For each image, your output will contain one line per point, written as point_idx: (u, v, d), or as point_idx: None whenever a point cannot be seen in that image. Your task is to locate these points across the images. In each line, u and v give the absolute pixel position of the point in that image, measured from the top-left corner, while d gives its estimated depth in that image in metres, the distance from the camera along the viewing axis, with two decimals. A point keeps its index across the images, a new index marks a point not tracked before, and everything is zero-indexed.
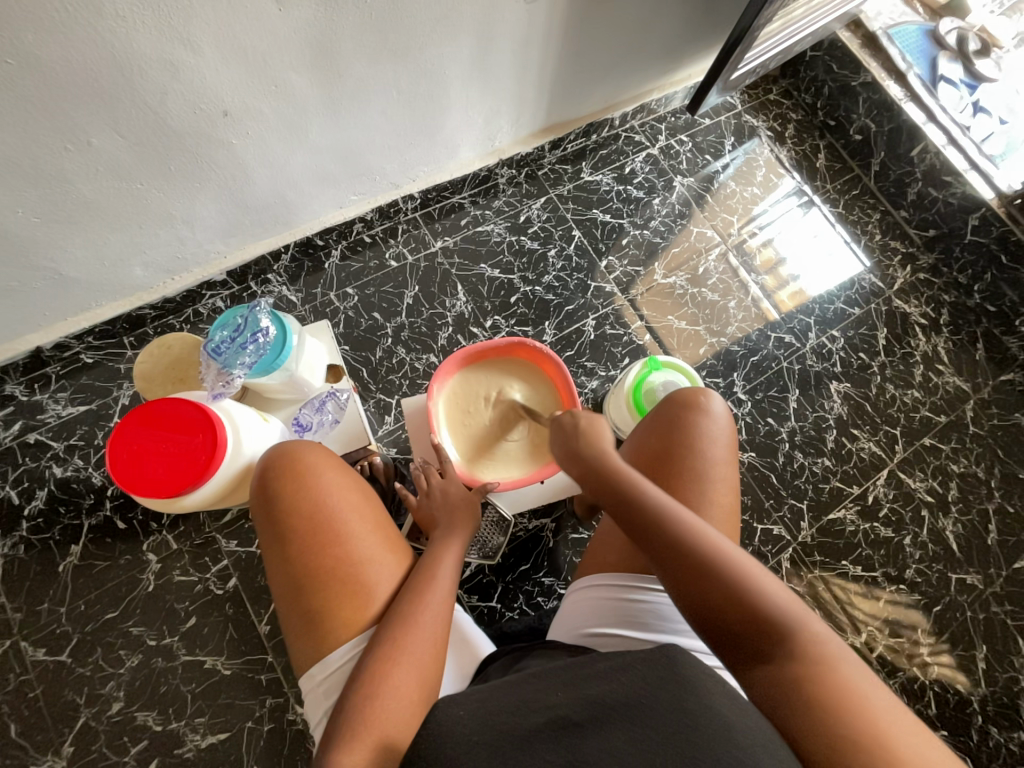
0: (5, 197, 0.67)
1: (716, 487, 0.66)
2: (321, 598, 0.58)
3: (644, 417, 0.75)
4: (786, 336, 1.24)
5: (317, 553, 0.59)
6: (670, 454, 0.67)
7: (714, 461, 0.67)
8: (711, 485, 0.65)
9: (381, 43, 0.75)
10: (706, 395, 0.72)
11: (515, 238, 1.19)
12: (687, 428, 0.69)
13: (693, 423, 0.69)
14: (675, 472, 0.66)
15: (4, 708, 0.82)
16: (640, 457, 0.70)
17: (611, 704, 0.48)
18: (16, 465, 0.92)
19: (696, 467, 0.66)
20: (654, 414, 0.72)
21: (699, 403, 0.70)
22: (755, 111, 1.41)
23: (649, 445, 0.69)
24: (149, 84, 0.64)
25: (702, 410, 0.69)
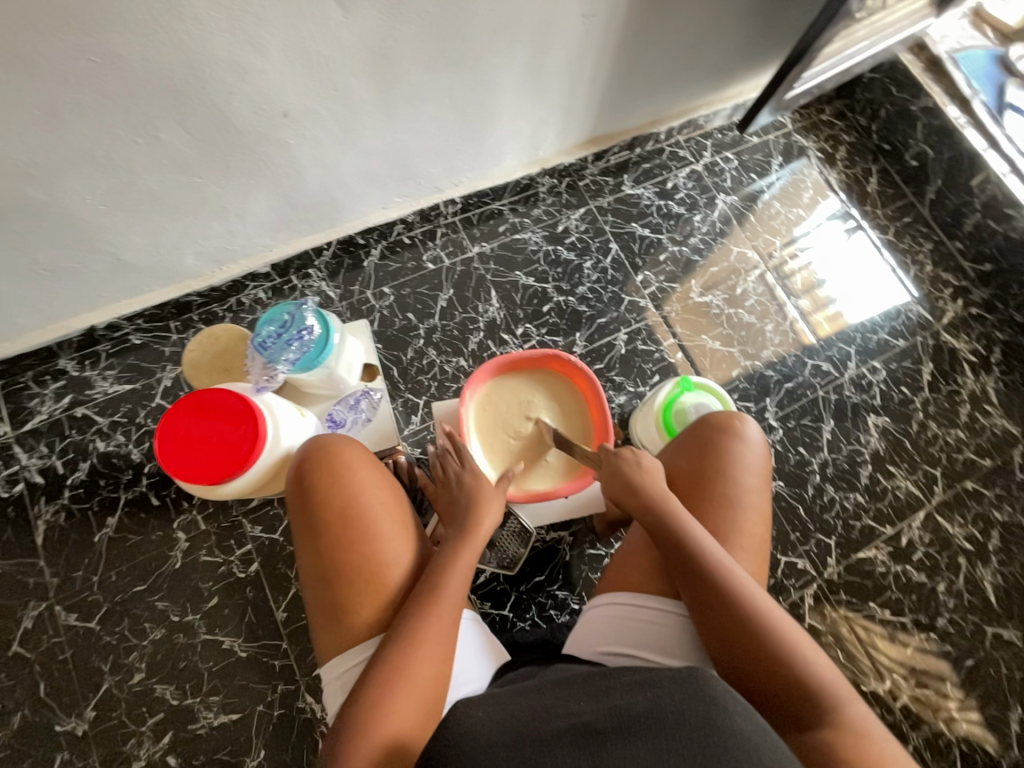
0: (76, 185, 0.71)
1: (748, 515, 0.64)
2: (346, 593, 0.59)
3: (675, 436, 0.73)
4: (823, 364, 1.20)
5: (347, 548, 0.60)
6: (703, 477, 0.66)
7: (748, 489, 0.65)
8: (742, 512, 0.64)
9: (438, 51, 0.76)
10: (742, 421, 0.70)
11: (552, 248, 1.19)
12: (723, 452, 0.67)
13: (728, 449, 0.67)
14: (707, 497, 0.65)
15: (36, 668, 0.86)
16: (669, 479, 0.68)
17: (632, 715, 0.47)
18: (63, 436, 0.96)
19: (728, 493, 0.64)
20: (686, 435, 0.71)
21: (736, 427, 0.68)
22: (806, 131, 1.38)
23: (680, 469, 0.68)
24: (217, 84, 0.66)
25: (738, 435, 0.68)
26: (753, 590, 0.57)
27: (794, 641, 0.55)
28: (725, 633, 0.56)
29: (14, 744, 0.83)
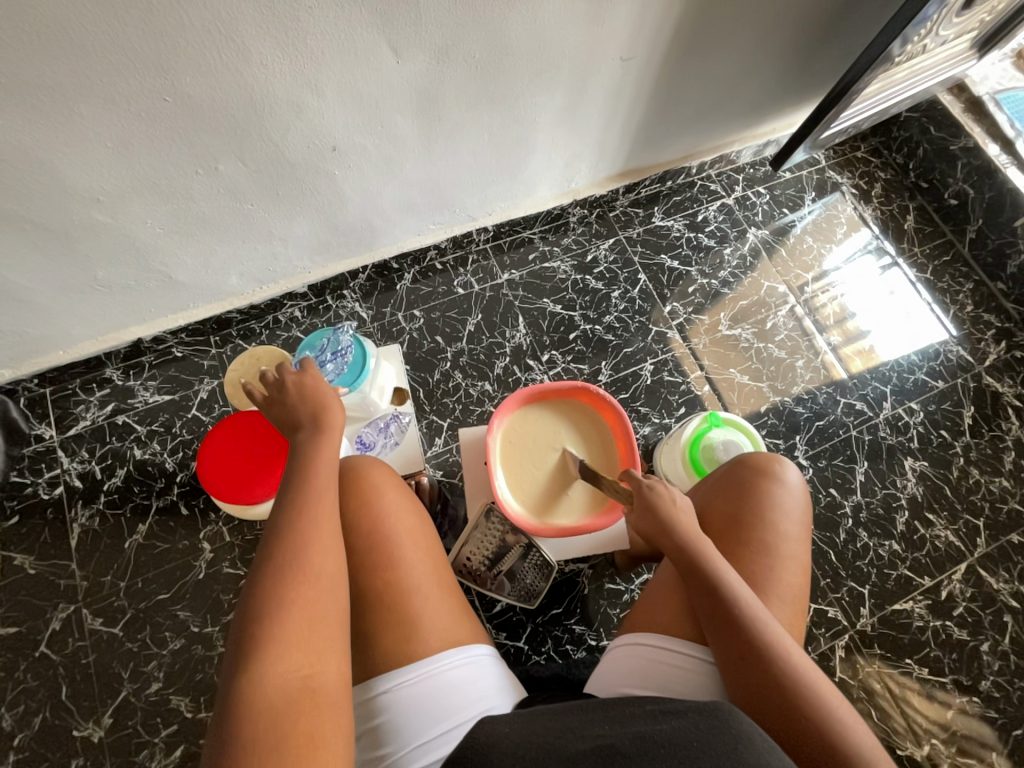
0: (139, 210, 0.75)
1: (787, 565, 0.62)
2: (365, 617, 0.59)
3: (710, 475, 0.72)
4: (857, 403, 1.16)
5: (365, 569, 0.61)
6: (739, 520, 0.64)
7: (787, 537, 0.63)
8: (781, 561, 0.61)
9: (481, 93, 0.80)
10: (781, 464, 0.68)
11: (580, 277, 1.20)
12: (760, 496, 0.65)
13: (767, 493, 0.65)
14: (743, 542, 0.63)
15: (60, 670, 0.88)
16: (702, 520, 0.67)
17: (658, 741, 0.45)
18: (103, 443, 1.00)
19: (767, 540, 0.62)
20: (722, 475, 0.70)
21: (775, 471, 0.67)
22: (840, 167, 1.37)
23: (715, 510, 0.67)
24: (274, 121, 0.70)
25: (778, 480, 0.66)
26: (785, 642, 0.55)
27: (815, 683, 0.54)
28: (751, 680, 0.54)
29: (33, 746, 0.84)
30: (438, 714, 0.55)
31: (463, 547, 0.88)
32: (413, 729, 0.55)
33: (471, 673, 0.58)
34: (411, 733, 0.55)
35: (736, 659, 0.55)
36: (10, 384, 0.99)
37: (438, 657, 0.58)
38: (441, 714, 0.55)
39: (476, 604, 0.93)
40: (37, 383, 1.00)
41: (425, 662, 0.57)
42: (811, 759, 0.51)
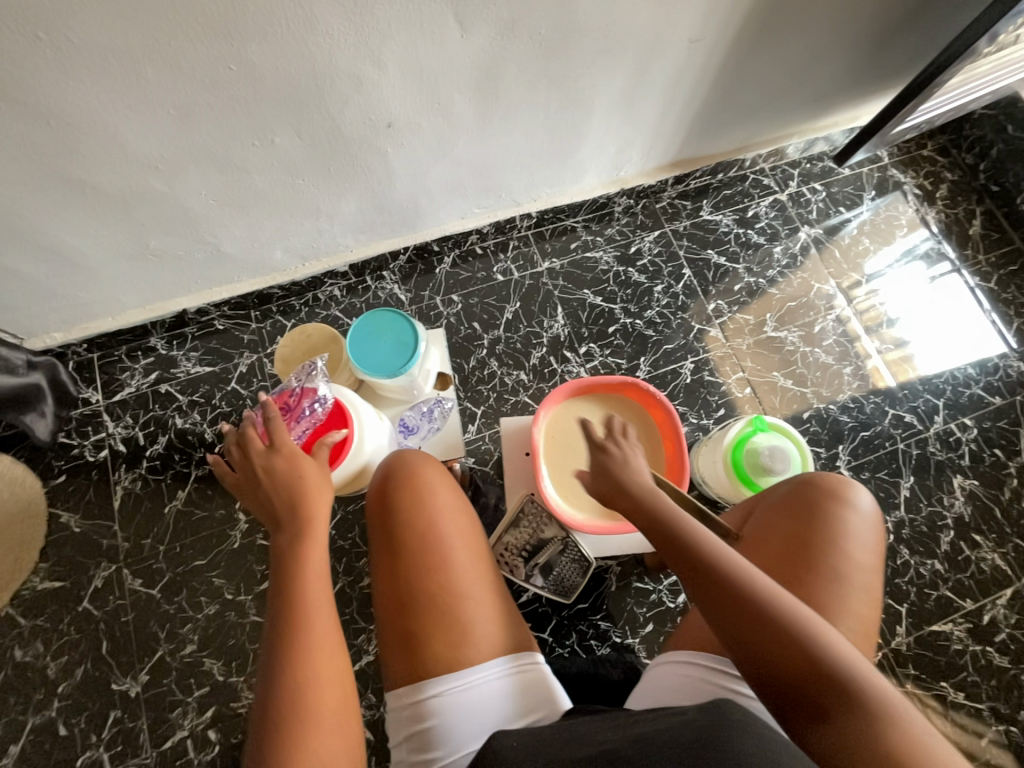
0: (194, 180, 0.75)
1: (855, 593, 0.59)
2: (417, 621, 0.59)
3: (773, 489, 0.67)
4: (906, 415, 1.12)
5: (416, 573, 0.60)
6: (810, 544, 0.60)
7: (859, 565, 0.59)
8: (849, 590, 0.58)
9: (542, 71, 0.77)
10: (853, 488, 0.65)
11: (622, 269, 1.17)
12: (832, 519, 0.61)
13: (839, 516, 0.62)
14: (811, 566, 0.58)
15: (101, 625, 0.91)
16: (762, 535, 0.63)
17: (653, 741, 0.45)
18: (147, 410, 1.03)
19: (837, 567, 0.59)
20: (788, 492, 0.65)
21: (848, 496, 0.63)
22: (904, 165, 1.30)
23: (778, 525, 0.62)
24: (334, 94, 0.69)
25: (851, 504, 0.63)
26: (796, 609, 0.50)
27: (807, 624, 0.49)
28: (765, 659, 0.49)
29: (74, 696, 0.88)
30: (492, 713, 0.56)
31: (501, 535, 0.89)
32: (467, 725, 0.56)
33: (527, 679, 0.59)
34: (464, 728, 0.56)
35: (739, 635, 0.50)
36: (61, 348, 1.02)
37: (485, 666, 0.58)
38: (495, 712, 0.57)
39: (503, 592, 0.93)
40: (86, 348, 1.03)
41: (481, 667, 0.57)
42: (820, 716, 0.47)
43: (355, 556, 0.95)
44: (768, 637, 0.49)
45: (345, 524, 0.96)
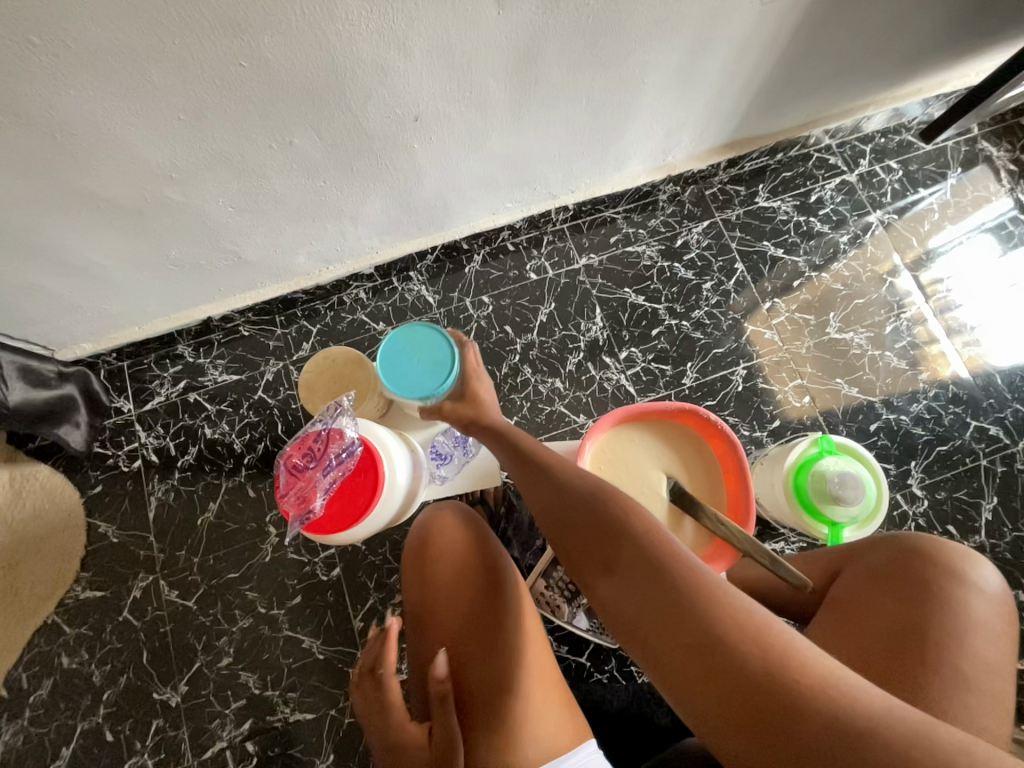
0: (210, 187, 0.70)
1: (980, 702, 0.49)
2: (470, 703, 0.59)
3: (873, 552, 0.59)
4: (990, 428, 1.00)
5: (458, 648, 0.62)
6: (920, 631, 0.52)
7: (987, 667, 0.51)
8: (978, 699, 0.50)
9: (588, 49, 0.67)
10: (975, 560, 0.57)
11: (667, 265, 1.07)
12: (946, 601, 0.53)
13: (963, 596, 0.53)
14: (935, 666, 0.50)
15: (141, 636, 0.92)
16: (870, 615, 0.54)
17: None
18: (176, 419, 1.01)
19: (965, 669, 0.50)
20: (890, 561, 0.57)
21: (971, 577, 0.55)
22: (998, 137, 1.13)
23: (876, 603, 0.55)
24: (357, 89, 0.62)
25: (975, 585, 0.54)
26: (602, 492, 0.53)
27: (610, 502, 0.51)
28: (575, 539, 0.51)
29: (119, 703, 0.89)
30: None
31: (541, 573, 0.82)
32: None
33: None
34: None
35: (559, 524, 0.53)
36: (91, 357, 1.01)
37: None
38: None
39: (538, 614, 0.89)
40: (116, 356, 1.02)
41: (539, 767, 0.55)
42: (614, 583, 0.46)
43: (386, 573, 0.93)
44: (579, 518, 0.52)
45: (375, 539, 0.94)
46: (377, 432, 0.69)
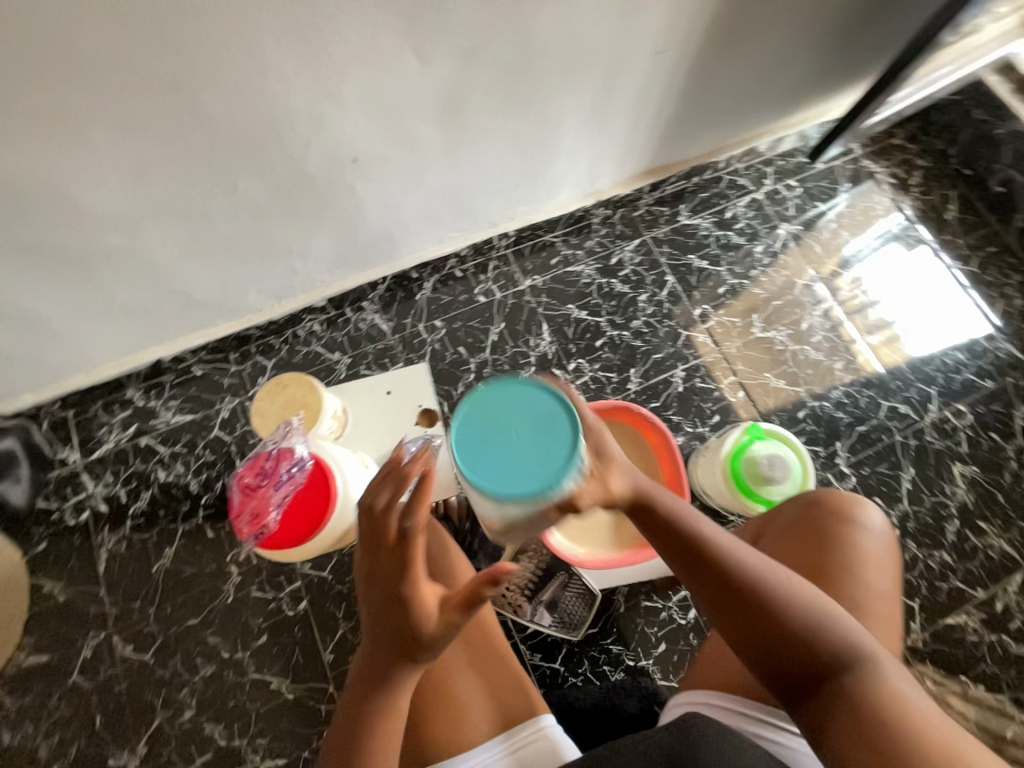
0: (155, 232, 0.73)
1: (872, 622, 0.57)
2: None
3: (781, 513, 0.66)
4: (900, 406, 1.11)
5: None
6: (822, 576, 0.59)
7: (875, 593, 0.59)
8: (870, 622, 0.57)
9: (508, 95, 0.76)
10: (862, 506, 0.64)
11: (604, 281, 1.16)
12: (844, 544, 0.60)
13: (854, 541, 0.60)
14: (831, 601, 0.58)
15: (93, 699, 0.87)
16: (777, 567, 0.62)
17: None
18: (127, 465, 0.99)
19: (858, 600, 0.58)
20: (796, 516, 0.64)
21: (859, 516, 0.62)
22: (876, 156, 1.31)
23: (784, 556, 0.62)
24: (296, 137, 0.67)
25: (862, 525, 0.61)
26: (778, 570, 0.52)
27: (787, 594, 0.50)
28: (729, 607, 0.52)
29: None
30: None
31: None
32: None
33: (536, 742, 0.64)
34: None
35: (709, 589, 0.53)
36: (33, 409, 0.98)
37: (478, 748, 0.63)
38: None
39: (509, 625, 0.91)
40: (60, 406, 0.99)
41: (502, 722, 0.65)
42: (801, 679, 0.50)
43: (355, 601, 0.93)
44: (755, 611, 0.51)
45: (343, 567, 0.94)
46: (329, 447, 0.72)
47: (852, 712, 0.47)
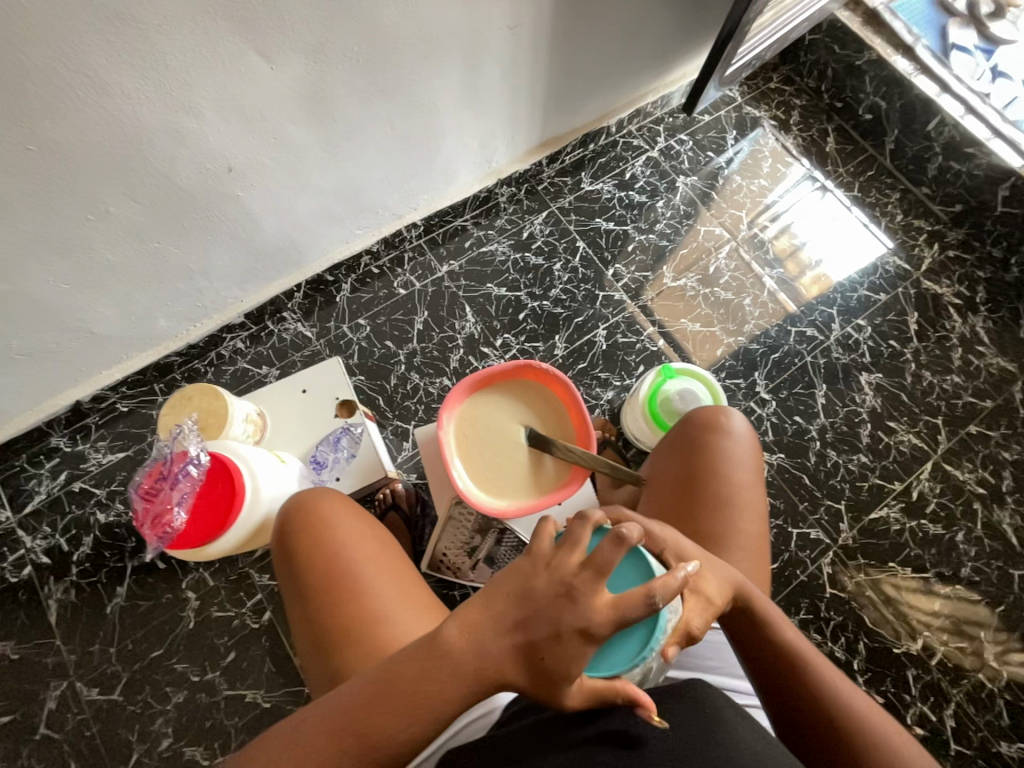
0: (35, 268, 0.72)
1: (739, 512, 0.66)
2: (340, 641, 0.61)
3: (665, 437, 0.75)
4: (808, 330, 1.20)
5: (333, 604, 0.62)
6: (691, 479, 0.68)
7: (740, 485, 0.67)
8: (738, 511, 0.66)
9: (371, 85, 0.78)
10: (726, 415, 0.73)
11: (519, 256, 1.20)
12: (706, 449, 0.70)
13: (717, 446, 0.70)
14: (702, 500, 0.66)
15: (65, 747, 0.86)
16: (661, 482, 0.71)
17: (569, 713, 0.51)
18: (63, 513, 0.97)
19: (724, 494, 0.67)
20: (674, 438, 0.73)
21: (721, 425, 0.71)
22: (756, 101, 1.38)
23: (665, 471, 0.71)
24: (159, 152, 0.68)
25: (724, 432, 0.71)
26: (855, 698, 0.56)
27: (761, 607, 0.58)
28: (802, 714, 0.56)
29: None
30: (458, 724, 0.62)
31: (435, 545, 0.88)
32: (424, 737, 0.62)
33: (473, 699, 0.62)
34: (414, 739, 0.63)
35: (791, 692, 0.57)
36: None
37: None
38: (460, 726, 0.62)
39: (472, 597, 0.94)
40: None
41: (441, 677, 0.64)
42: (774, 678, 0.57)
43: None
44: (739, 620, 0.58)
45: None
46: (233, 447, 0.75)
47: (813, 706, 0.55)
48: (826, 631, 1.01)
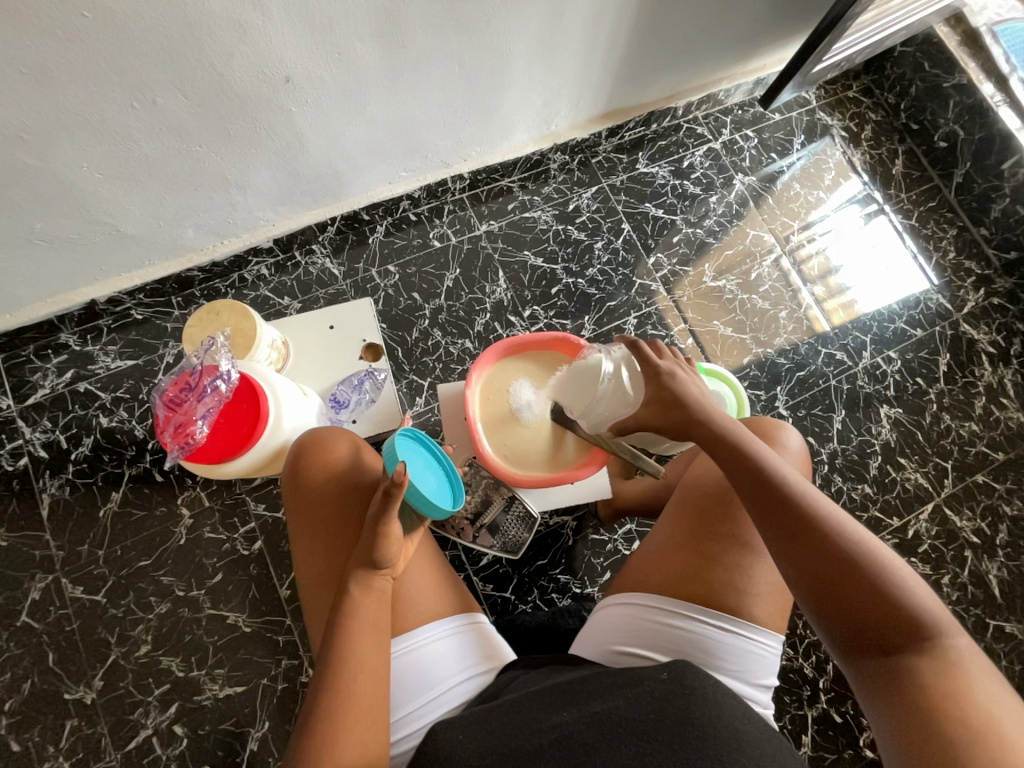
0: (71, 150, 0.69)
1: None
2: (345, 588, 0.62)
3: None
4: (837, 353, 1.18)
5: (344, 543, 0.63)
6: None
7: None
8: None
9: (447, 15, 0.73)
10: (783, 430, 0.74)
11: (561, 227, 1.16)
12: None
13: None
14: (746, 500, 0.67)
15: (44, 638, 0.87)
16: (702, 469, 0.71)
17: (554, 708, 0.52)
18: (66, 411, 0.96)
19: None
20: None
21: (777, 437, 0.73)
22: (831, 108, 1.32)
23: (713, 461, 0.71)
24: (216, 46, 0.64)
25: (779, 445, 0.72)
26: (847, 521, 0.57)
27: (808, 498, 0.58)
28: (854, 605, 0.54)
29: (25, 710, 0.85)
30: (477, 662, 0.63)
31: None
32: (446, 679, 0.61)
33: (463, 639, 0.64)
34: (435, 684, 0.60)
35: (777, 527, 0.57)
36: None
37: (421, 630, 0.63)
38: (482, 663, 0.63)
39: (462, 559, 0.95)
40: None
41: (443, 621, 0.64)
42: (827, 572, 0.55)
43: None
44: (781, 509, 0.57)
45: None
46: (260, 368, 0.75)
47: (866, 593, 0.53)
48: (799, 647, 0.97)
